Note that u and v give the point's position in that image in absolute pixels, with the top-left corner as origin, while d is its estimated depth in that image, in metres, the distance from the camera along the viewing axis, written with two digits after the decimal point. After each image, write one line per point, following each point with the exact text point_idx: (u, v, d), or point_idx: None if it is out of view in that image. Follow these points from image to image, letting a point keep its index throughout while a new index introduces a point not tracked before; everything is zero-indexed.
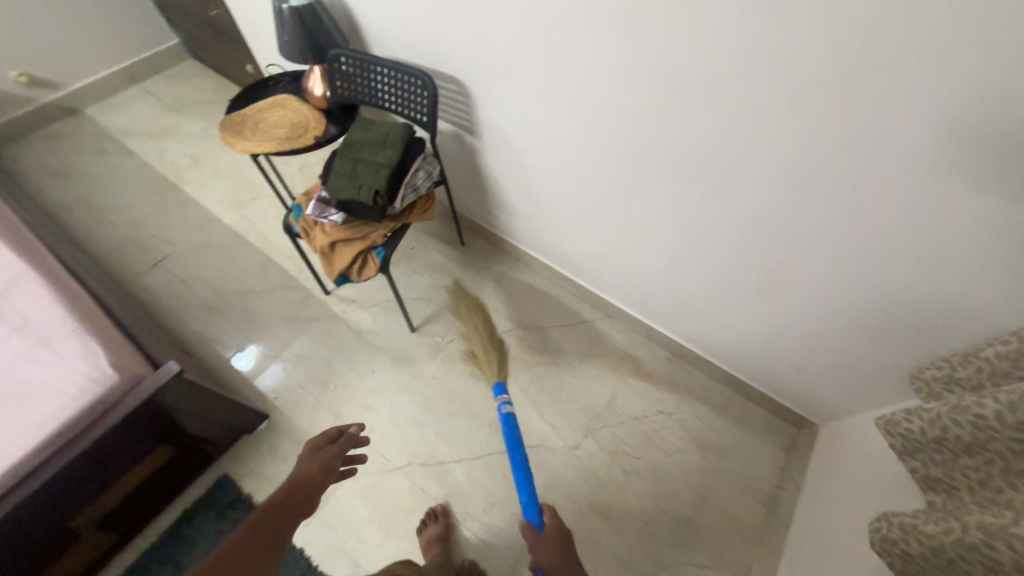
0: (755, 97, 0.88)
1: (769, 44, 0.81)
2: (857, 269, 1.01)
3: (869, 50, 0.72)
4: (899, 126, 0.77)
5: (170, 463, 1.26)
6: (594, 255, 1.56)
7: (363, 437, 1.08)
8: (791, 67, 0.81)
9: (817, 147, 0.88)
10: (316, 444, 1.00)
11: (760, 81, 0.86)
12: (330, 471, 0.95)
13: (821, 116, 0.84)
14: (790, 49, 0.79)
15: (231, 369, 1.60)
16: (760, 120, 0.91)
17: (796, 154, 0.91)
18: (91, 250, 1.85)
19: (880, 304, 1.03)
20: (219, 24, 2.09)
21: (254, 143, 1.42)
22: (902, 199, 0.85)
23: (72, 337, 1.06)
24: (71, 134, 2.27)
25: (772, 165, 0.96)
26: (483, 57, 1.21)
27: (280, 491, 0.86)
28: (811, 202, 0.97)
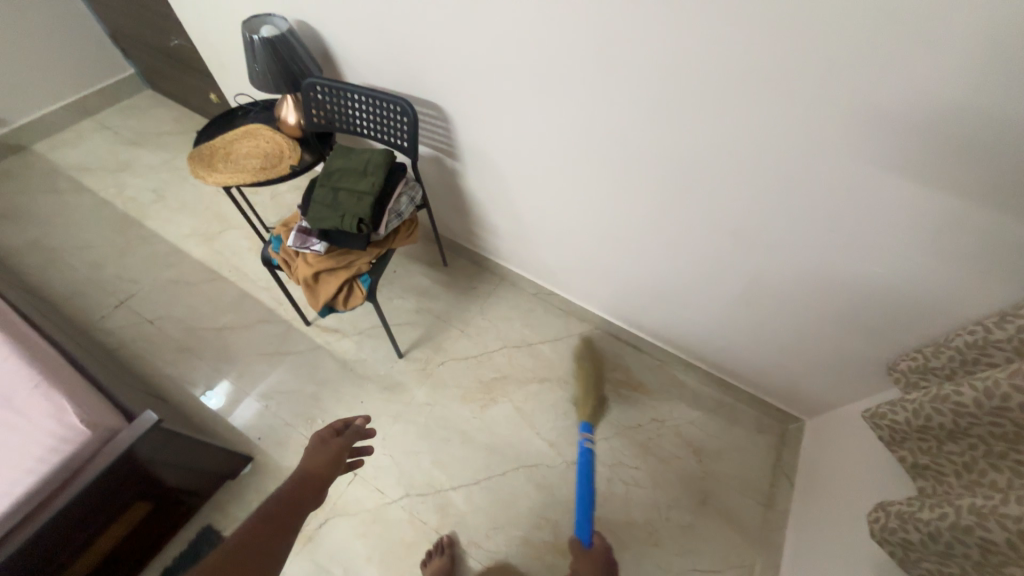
0: (730, 113, 0.93)
1: (741, 63, 0.85)
2: (833, 268, 1.06)
3: (834, 64, 0.77)
4: (864, 134, 0.83)
5: (147, 519, 1.17)
6: (578, 268, 1.58)
7: (370, 429, 1.03)
8: (763, 84, 0.85)
9: (791, 157, 0.93)
10: (321, 436, 0.94)
11: (735, 97, 0.90)
12: (337, 463, 0.91)
13: (794, 128, 0.88)
14: (762, 68, 0.84)
15: (210, 412, 1.52)
16: (736, 133, 0.95)
17: (771, 165, 0.96)
18: (47, 295, 1.73)
19: (856, 301, 1.08)
20: (180, 54, 2.04)
21: (227, 175, 1.38)
22: (871, 201, 0.90)
23: (36, 393, 0.98)
24: (19, 173, 2.14)
25: (749, 175, 1.00)
26: (461, 81, 1.22)
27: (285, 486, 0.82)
28: (787, 208, 1.01)
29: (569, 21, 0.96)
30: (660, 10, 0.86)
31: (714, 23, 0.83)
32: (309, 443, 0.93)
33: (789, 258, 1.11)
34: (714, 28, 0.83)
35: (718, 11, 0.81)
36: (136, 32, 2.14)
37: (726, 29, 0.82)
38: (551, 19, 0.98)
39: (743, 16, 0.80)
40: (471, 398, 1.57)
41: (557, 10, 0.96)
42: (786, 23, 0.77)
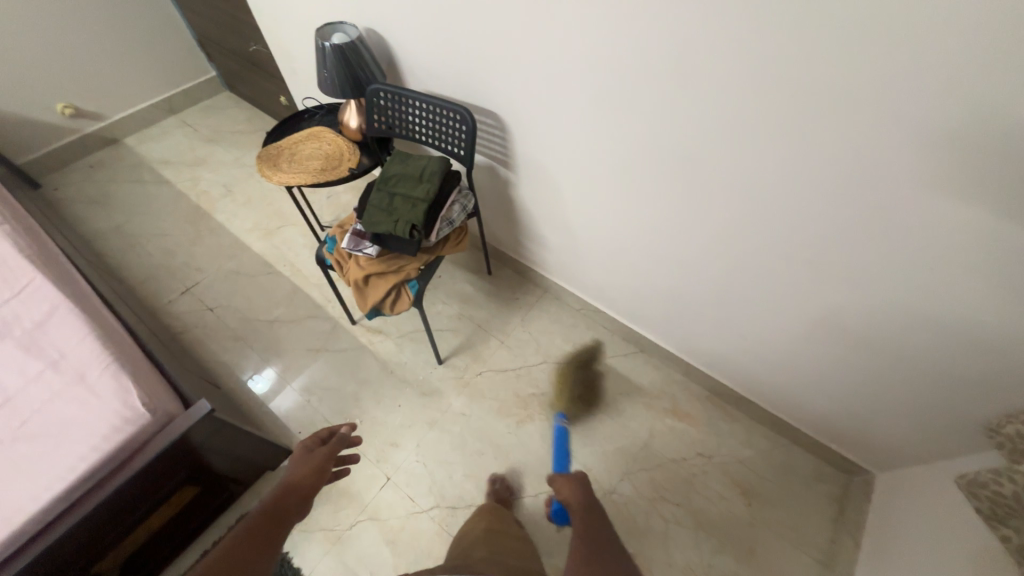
0: (818, 135, 0.84)
1: (837, 81, 0.76)
2: (924, 315, 0.94)
3: (954, 88, 0.68)
4: (982, 168, 0.72)
5: (195, 501, 1.22)
6: (628, 287, 1.51)
7: (355, 438, 1.12)
8: (864, 104, 0.76)
9: (888, 186, 0.82)
10: (307, 446, 1.04)
11: (826, 117, 0.81)
12: (323, 472, 0.99)
13: (896, 155, 0.78)
14: (862, 88, 0.75)
15: (258, 401, 1.57)
16: (825, 157, 0.86)
17: (861, 193, 0.86)
18: (125, 278, 1.87)
19: (952, 353, 0.95)
20: (257, 59, 2.17)
21: (290, 175, 1.43)
22: (983, 244, 0.78)
23: (106, 373, 1.04)
24: (111, 164, 2.35)
25: (836, 203, 0.90)
26: (521, 91, 1.20)
27: (271, 496, 0.90)
28: (876, 245, 0.91)
29: (641, 32, 0.92)
30: (743, 22, 0.79)
31: (808, 37, 0.75)
32: (295, 453, 1.02)
33: (873, 297, 0.99)
34: (807, 43, 0.75)
35: (814, 25, 0.73)
36: (220, 38, 2.29)
37: (822, 45, 0.74)
38: (622, 30, 0.94)
39: (844, 30, 0.71)
40: (508, 412, 1.54)
41: (631, 20, 0.91)
42: (898, 41, 0.68)
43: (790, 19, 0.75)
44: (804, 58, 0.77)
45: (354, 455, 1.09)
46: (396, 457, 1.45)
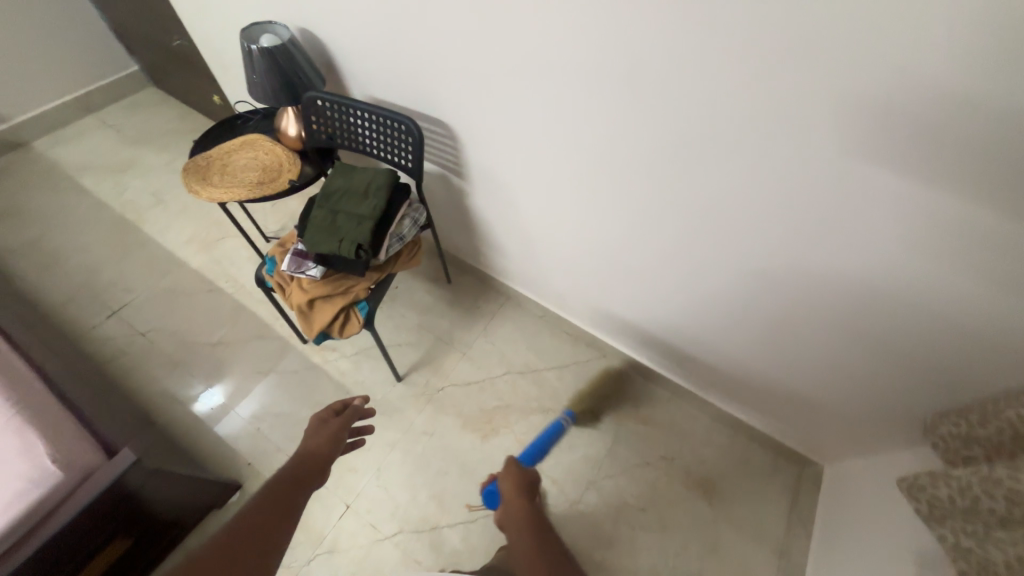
0: (768, 154, 0.82)
1: (784, 101, 0.74)
2: (861, 326, 0.96)
3: (880, 116, 0.68)
4: (903, 194, 0.73)
5: (133, 552, 1.10)
6: (588, 294, 1.49)
7: (370, 407, 0.98)
8: (811, 125, 0.74)
9: (835, 206, 0.81)
10: (320, 418, 0.90)
11: (775, 135, 0.79)
12: (337, 444, 0.87)
13: (843, 177, 0.77)
14: (812, 108, 0.73)
15: (202, 432, 1.46)
16: (775, 175, 0.84)
17: (812, 212, 0.84)
18: (41, 302, 1.69)
19: (886, 360, 0.98)
20: (184, 54, 1.98)
21: (222, 190, 1.31)
22: (912, 264, 0.80)
23: (9, 426, 0.93)
24: (19, 170, 2.10)
25: (787, 220, 0.89)
26: (471, 97, 1.13)
27: (288, 467, 0.80)
28: (818, 262, 0.91)
29: (582, 38, 0.87)
30: (694, 36, 0.76)
31: (757, 55, 0.72)
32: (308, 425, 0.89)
33: (824, 311, 0.99)
34: (755, 60, 0.73)
35: (762, 42, 0.71)
36: (140, 30, 2.08)
37: (771, 64, 0.72)
38: (564, 33, 0.88)
39: (792, 49, 0.69)
40: (472, 427, 1.50)
41: (580, 28, 0.86)
42: (842, 65, 0.66)
43: (738, 36, 0.72)
44: (754, 75, 0.74)
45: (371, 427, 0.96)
46: (355, 482, 1.39)
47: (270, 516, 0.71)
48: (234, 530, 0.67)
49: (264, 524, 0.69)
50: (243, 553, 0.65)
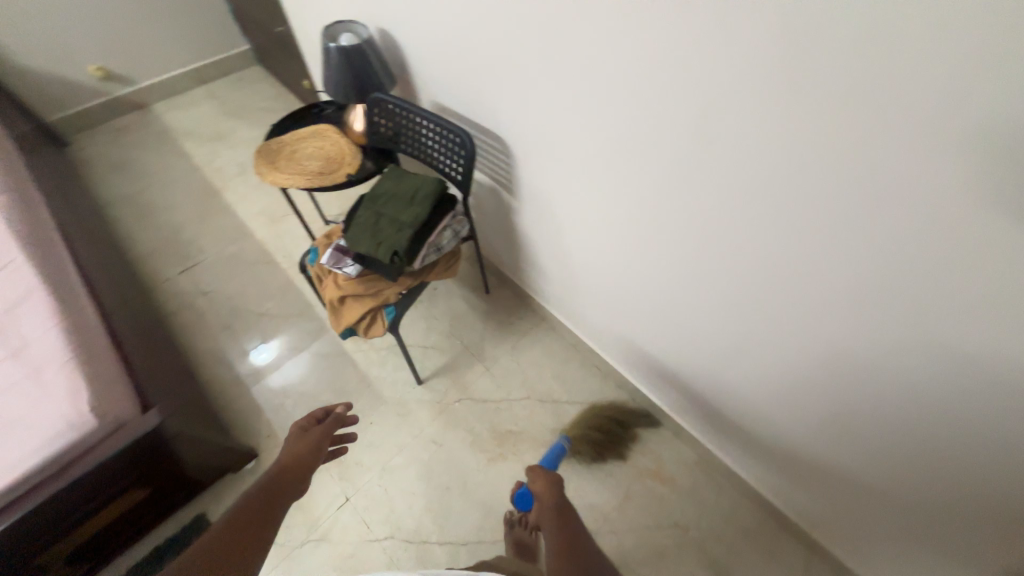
0: (842, 236, 0.69)
1: (872, 183, 0.61)
2: (935, 445, 0.78)
3: (991, 210, 0.53)
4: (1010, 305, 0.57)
5: (150, 498, 1.19)
6: (621, 332, 1.38)
7: (353, 414, 0.96)
8: (906, 216, 0.60)
9: (917, 311, 0.67)
10: (301, 427, 0.88)
11: (852, 209, 0.65)
12: (318, 454, 0.85)
13: (935, 282, 0.63)
14: (910, 199, 0.59)
15: (234, 396, 1.55)
16: (849, 260, 0.70)
17: (888, 310, 0.70)
18: (130, 250, 1.89)
19: (964, 493, 0.79)
20: (284, 40, 2.12)
21: (285, 174, 1.37)
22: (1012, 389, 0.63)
23: (62, 370, 1.02)
24: (136, 129, 2.36)
25: (855, 313, 0.75)
26: (528, 118, 1.08)
27: (262, 480, 0.77)
28: (889, 360, 0.75)
29: (637, 65, 0.77)
30: (773, 94, 0.64)
31: (848, 126, 0.59)
32: (287, 435, 0.87)
33: (890, 425, 0.83)
34: (842, 125, 0.59)
35: (855, 107, 0.57)
36: (253, 14, 2.26)
37: (864, 139, 0.58)
38: (621, 57, 0.79)
39: (893, 126, 0.55)
40: (481, 447, 1.46)
41: (643, 66, 0.76)
42: (953, 159, 0.53)
43: (827, 101, 0.59)
44: (837, 149, 0.62)
45: (355, 436, 0.94)
46: (358, 477, 1.41)
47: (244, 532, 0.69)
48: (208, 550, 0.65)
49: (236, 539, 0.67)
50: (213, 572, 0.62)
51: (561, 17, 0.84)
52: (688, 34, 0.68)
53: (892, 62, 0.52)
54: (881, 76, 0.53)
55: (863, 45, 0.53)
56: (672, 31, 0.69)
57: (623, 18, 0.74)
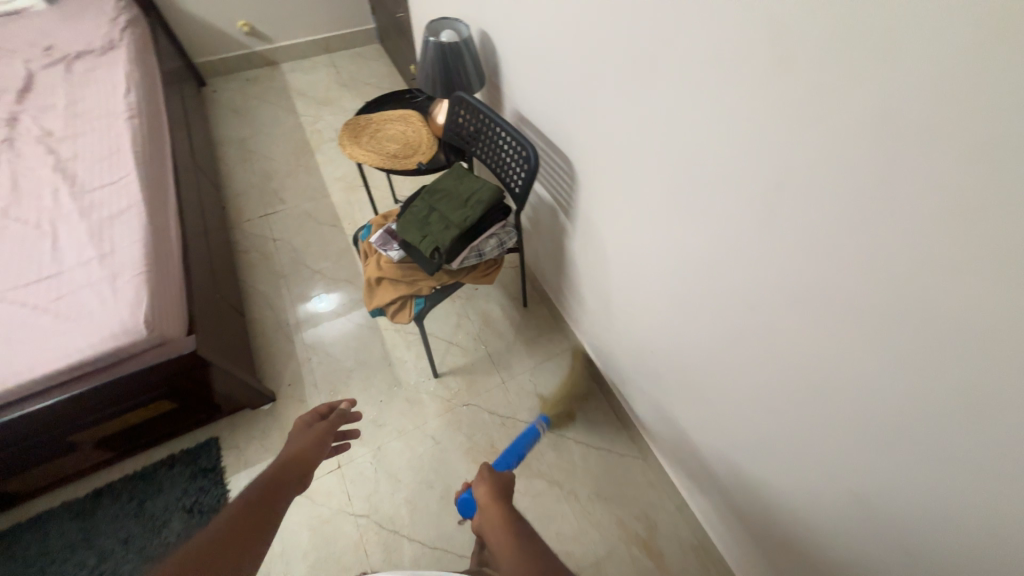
0: (907, 360, 0.59)
1: (947, 313, 0.52)
2: None
3: None
4: None
5: (174, 412, 1.31)
6: (645, 384, 1.30)
7: (357, 413, 1.01)
8: (983, 364, 0.51)
9: (976, 470, 0.56)
10: (306, 421, 0.91)
11: (921, 339, 0.56)
12: (321, 449, 0.87)
13: (1004, 448, 0.52)
14: (993, 344, 0.49)
15: (272, 340, 1.67)
16: (910, 389, 0.60)
17: (941, 458, 0.59)
18: (227, 188, 2.11)
19: None
20: (403, 25, 2.25)
21: (363, 150, 1.44)
22: None
23: (131, 282, 1.15)
24: (263, 82, 2.63)
25: (902, 451, 0.64)
26: (595, 147, 1.06)
27: (267, 472, 0.75)
28: (937, 516, 0.64)
29: (714, 123, 0.72)
30: (858, 184, 0.55)
31: (938, 243, 0.50)
32: (292, 429, 0.89)
33: None
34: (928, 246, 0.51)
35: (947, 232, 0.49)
36: None
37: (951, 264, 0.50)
38: (701, 109, 0.73)
39: (995, 259, 0.46)
40: (474, 457, 1.44)
41: (723, 123, 0.70)
42: None
43: (913, 214, 0.51)
44: (919, 265, 0.53)
45: (357, 432, 0.98)
46: (353, 449, 1.45)
47: (249, 521, 0.64)
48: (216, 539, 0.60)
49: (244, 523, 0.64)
50: (217, 558, 0.57)
51: (650, 53, 0.79)
52: (778, 99, 0.61)
53: (1001, 190, 0.43)
54: (988, 201, 0.45)
55: (972, 158, 0.44)
56: (761, 91, 0.62)
57: (712, 67, 0.68)
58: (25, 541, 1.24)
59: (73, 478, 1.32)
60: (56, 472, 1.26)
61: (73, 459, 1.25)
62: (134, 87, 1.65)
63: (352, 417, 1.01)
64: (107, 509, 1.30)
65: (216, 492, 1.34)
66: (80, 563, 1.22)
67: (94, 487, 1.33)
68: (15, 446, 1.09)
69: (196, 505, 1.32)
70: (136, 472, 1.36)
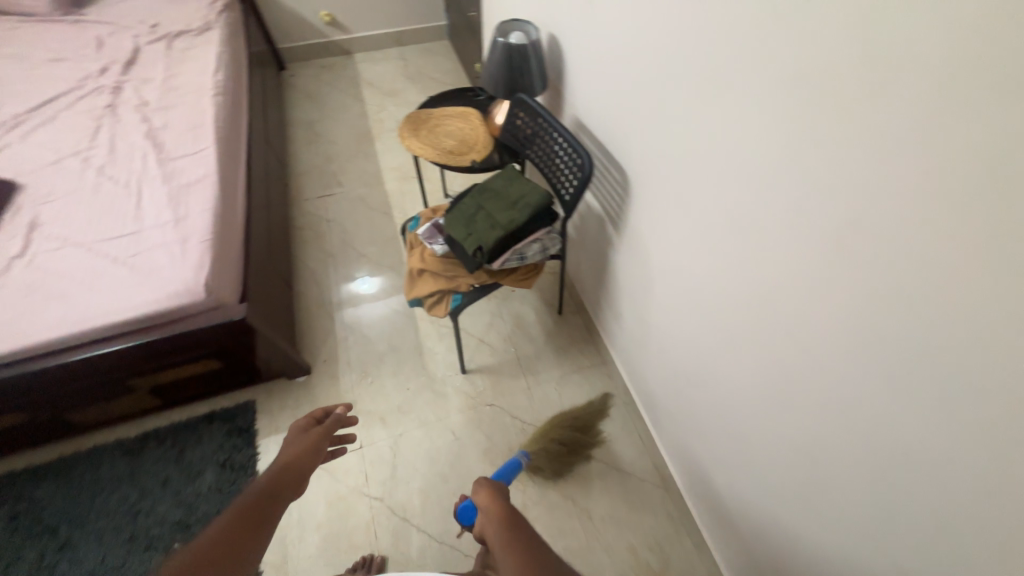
0: (986, 427, 0.54)
1: None
2: None
3: None
4: None
5: (219, 371, 1.40)
6: (675, 410, 1.25)
7: (351, 416, 1.03)
8: None
9: None
10: (302, 426, 0.92)
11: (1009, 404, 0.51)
12: (317, 454, 0.87)
13: None
14: None
15: (314, 316, 1.75)
16: (987, 459, 0.55)
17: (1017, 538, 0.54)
18: (292, 167, 2.23)
19: None
20: (473, 24, 2.29)
21: (420, 143, 1.48)
22: None
23: (198, 246, 1.24)
24: (336, 70, 2.76)
25: (970, 519, 0.59)
26: (654, 161, 1.03)
27: (263, 478, 0.76)
28: None
29: (795, 148, 0.68)
30: (959, 227, 0.51)
31: None
32: (288, 433, 0.89)
33: None
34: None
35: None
36: None
37: None
38: (780, 132, 0.69)
39: None
40: (490, 458, 1.44)
41: (802, 150, 0.67)
42: None
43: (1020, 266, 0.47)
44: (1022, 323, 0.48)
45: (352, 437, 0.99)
46: (376, 432, 1.49)
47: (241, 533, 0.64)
48: (212, 545, 0.61)
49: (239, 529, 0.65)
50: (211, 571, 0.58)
51: (727, 70, 0.76)
52: (871, 130, 0.57)
53: None
54: None
55: None
56: (850, 121, 0.59)
57: (797, 90, 0.65)
58: (80, 470, 1.37)
59: (127, 419, 1.44)
60: (114, 411, 1.38)
61: (129, 401, 1.36)
62: (223, 67, 1.78)
63: (347, 422, 1.03)
64: (152, 452, 1.41)
65: (247, 452, 1.42)
66: (123, 498, 1.33)
67: (143, 430, 1.45)
68: (82, 383, 1.20)
69: (228, 461, 1.40)
70: (180, 422, 1.47)
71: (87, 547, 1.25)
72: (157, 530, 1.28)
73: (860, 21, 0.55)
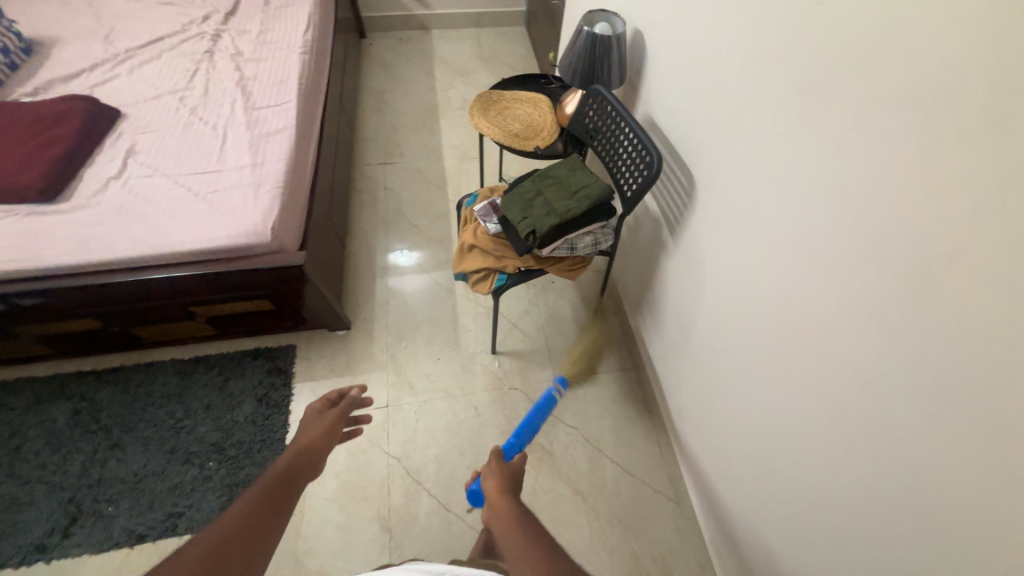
0: None
1: None
2: None
3: None
4: None
5: (269, 312, 1.49)
6: (703, 426, 1.22)
7: (365, 398, 1.04)
8: None
9: None
10: (317, 410, 0.93)
11: None
12: (333, 435, 0.89)
13: None
14: None
15: (360, 275, 1.81)
16: None
17: None
18: (359, 132, 2.31)
19: None
20: (553, 12, 2.28)
21: (488, 122, 1.50)
22: None
23: (271, 192, 1.32)
24: (412, 44, 2.82)
25: None
26: (725, 171, 1.00)
27: (280, 461, 0.76)
28: None
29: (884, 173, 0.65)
30: None
31: None
32: (304, 416, 0.92)
33: None
34: None
35: None
36: None
37: None
38: (874, 153, 0.66)
39: None
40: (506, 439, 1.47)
41: (895, 177, 0.63)
42: None
43: None
44: None
45: (368, 418, 1.00)
46: (402, 394, 1.54)
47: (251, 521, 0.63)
48: (224, 532, 0.60)
49: (251, 511, 0.64)
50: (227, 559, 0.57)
51: (822, 82, 0.73)
52: (982, 163, 0.54)
53: None
54: None
55: None
56: (960, 151, 0.56)
57: (901, 110, 0.61)
58: (137, 380, 1.50)
59: (182, 341, 1.56)
60: (174, 332, 1.49)
61: (187, 325, 1.47)
62: (312, 27, 1.86)
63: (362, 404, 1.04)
64: (201, 375, 1.52)
65: (282, 392, 1.50)
66: (171, 412, 1.44)
67: (195, 355, 1.57)
68: (152, 301, 1.31)
69: (266, 397, 1.49)
70: (228, 353, 1.57)
71: (135, 450, 1.37)
72: (196, 446, 1.39)
73: (989, 44, 0.51)
